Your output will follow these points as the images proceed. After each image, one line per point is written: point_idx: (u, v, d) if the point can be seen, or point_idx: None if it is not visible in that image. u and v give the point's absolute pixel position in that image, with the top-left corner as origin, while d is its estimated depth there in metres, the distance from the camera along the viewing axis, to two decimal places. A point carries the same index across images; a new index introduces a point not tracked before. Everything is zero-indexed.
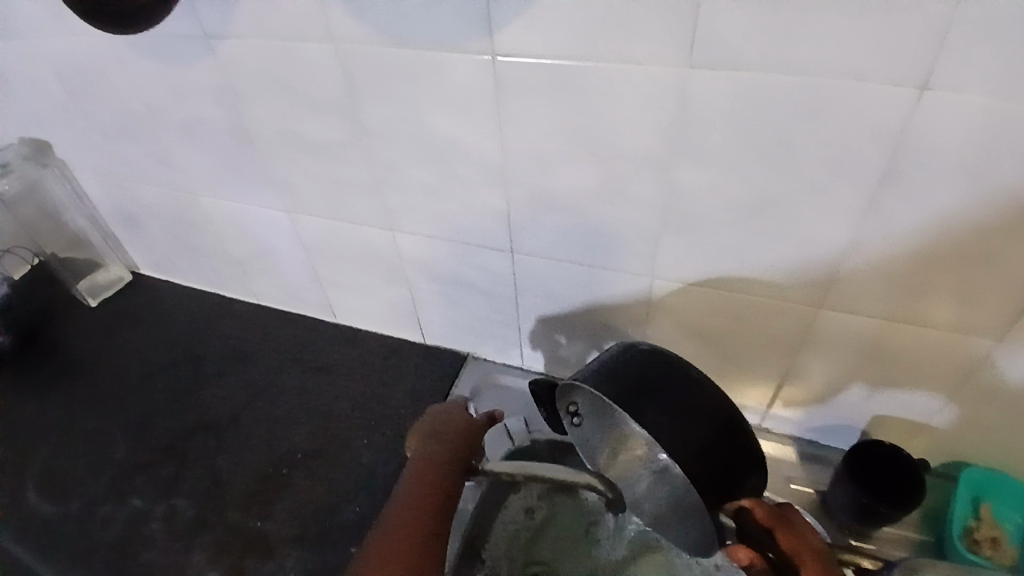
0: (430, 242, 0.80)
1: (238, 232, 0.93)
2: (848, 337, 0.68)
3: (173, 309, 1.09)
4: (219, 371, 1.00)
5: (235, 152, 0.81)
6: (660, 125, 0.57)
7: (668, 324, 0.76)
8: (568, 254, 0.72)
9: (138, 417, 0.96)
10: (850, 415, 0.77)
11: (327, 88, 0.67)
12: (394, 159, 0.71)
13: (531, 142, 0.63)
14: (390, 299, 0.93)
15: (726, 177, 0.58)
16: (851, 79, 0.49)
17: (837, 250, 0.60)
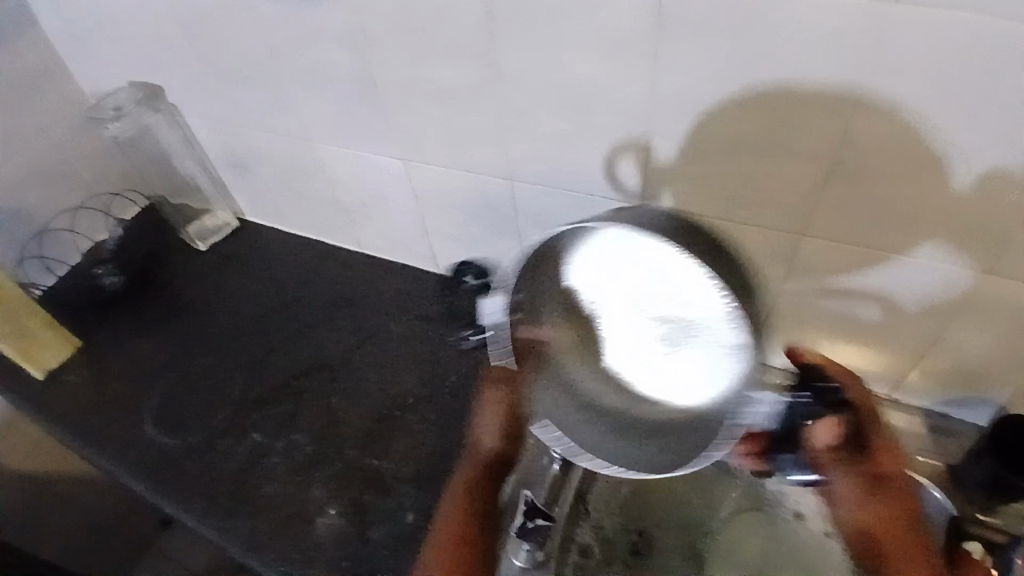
0: (550, 193, 0.78)
1: (349, 178, 0.94)
2: (1006, 308, 0.64)
3: (280, 256, 1.12)
4: (328, 316, 1.02)
5: (356, 95, 0.80)
6: (840, 66, 0.54)
7: (802, 286, 0.73)
8: (701, 206, 0.70)
9: (253, 356, 1.00)
10: (991, 391, 0.73)
11: (466, 29, 0.66)
12: (528, 104, 0.70)
13: (684, 85, 0.60)
14: (498, 252, 0.92)
15: (905, 129, 0.55)
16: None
17: (1017, 212, 0.56)
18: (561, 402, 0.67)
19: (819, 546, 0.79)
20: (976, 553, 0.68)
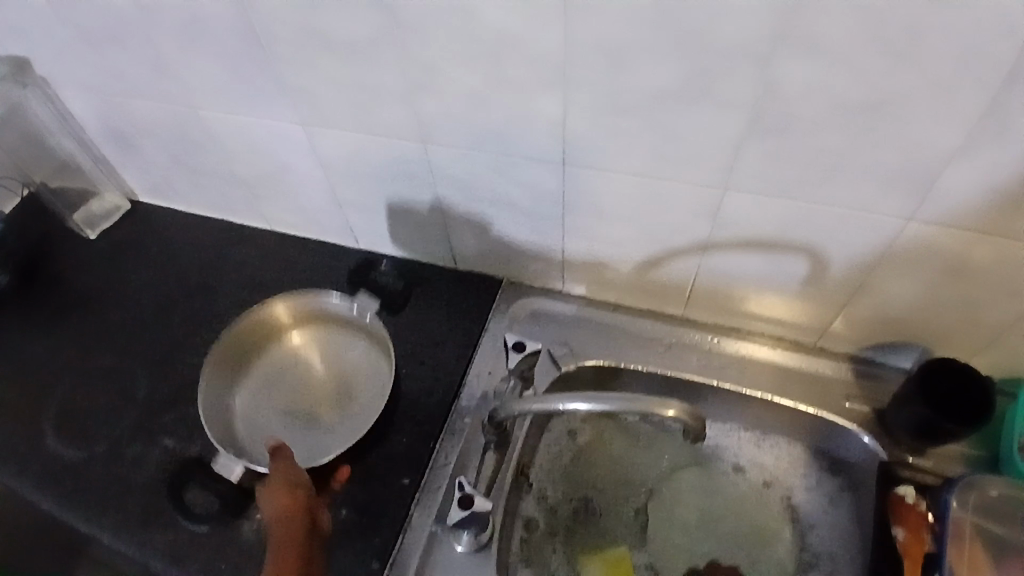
0: (469, 155, 0.72)
1: (247, 148, 0.85)
2: (934, 252, 0.63)
3: (181, 239, 1.02)
4: (240, 302, 0.94)
5: (242, 54, 0.71)
6: (765, 7, 0.49)
7: (732, 241, 0.70)
8: (627, 163, 0.66)
9: (158, 352, 0.91)
10: (916, 335, 0.74)
11: None
12: (434, 58, 0.63)
13: (601, 32, 0.55)
14: (419, 221, 0.86)
15: (837, 74, 0.51)
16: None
17: (944, 154, 0.54)
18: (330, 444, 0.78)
19: (759, 495, 0.82)
20: (908, 497, 0.71)
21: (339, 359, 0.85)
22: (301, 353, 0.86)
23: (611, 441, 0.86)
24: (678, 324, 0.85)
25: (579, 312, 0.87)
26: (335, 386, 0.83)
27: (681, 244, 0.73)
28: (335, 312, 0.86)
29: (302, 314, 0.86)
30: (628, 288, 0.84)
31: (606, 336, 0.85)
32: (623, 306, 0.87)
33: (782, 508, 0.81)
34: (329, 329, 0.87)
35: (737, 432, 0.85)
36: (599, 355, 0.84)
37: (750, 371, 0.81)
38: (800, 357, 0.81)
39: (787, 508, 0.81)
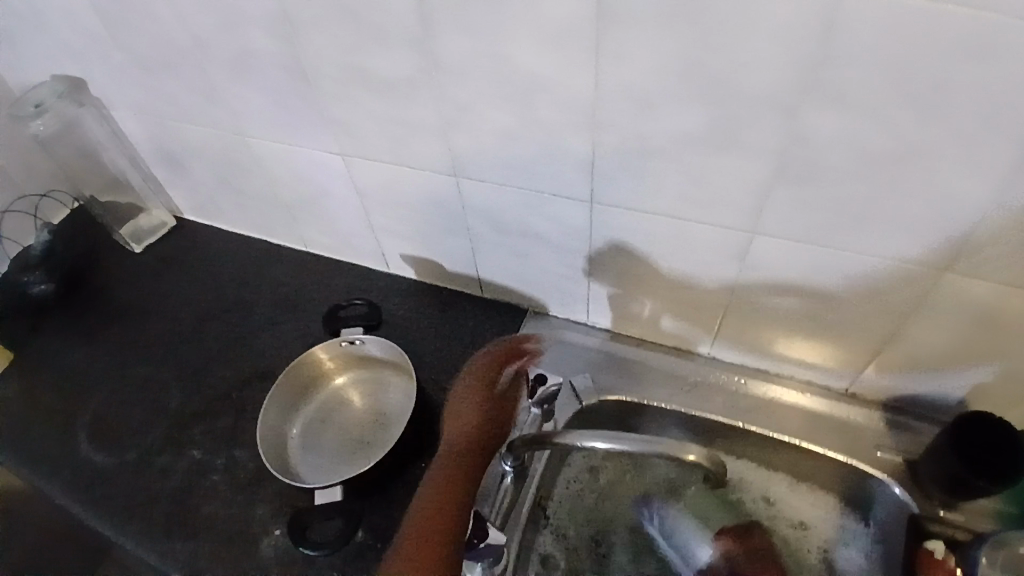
0: (499, 189, 0.74)
1: (286, 173, 0.88)
2: (967, 302, 0.62)
3: (219, 257, 1.05)
4: (271, 321, 0.96)
5: (285, 86, 0.74)
6: (793, 60, 0.50)
7: (759, 283, 0.70)
8: (655, 204, 0.66)
9: (191, 366, 0.93)
10: (947, 385, 0.72)
11: (398, 14, 0.60)
12: (467, 96, 0.65)
13: (631, 77, 0.56)
14: (449, 250, 0.88)
15: (869, 124, 0.52)
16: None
17: (976, 207, 0.54)
18: (336, 470, 0.80)
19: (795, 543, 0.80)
20: (937, 553, 0.69)
21: (384, 402, 0.85)
22: (343, 393, 0.87)
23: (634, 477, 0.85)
24: (703, 362, 0.84)
25: (603, 346, 0.87)
26: (368, 424, 0.84)
27: (707, 284, 0.73)
28: (373, 354, 0.86)
29: (339, 357, 0.87)
30: (654, 324, 0.84)
31: (629, 371, 0.85)
32: (648, 341, 0.87)
33: (819, 560, 0.79)
34: (373, 371, 0.87)
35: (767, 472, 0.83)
36: (622, 390, 0.83)
37: (775, 415, 0.80)
38: (826, 400, 0.80)
39: (824, 561, 0.79)
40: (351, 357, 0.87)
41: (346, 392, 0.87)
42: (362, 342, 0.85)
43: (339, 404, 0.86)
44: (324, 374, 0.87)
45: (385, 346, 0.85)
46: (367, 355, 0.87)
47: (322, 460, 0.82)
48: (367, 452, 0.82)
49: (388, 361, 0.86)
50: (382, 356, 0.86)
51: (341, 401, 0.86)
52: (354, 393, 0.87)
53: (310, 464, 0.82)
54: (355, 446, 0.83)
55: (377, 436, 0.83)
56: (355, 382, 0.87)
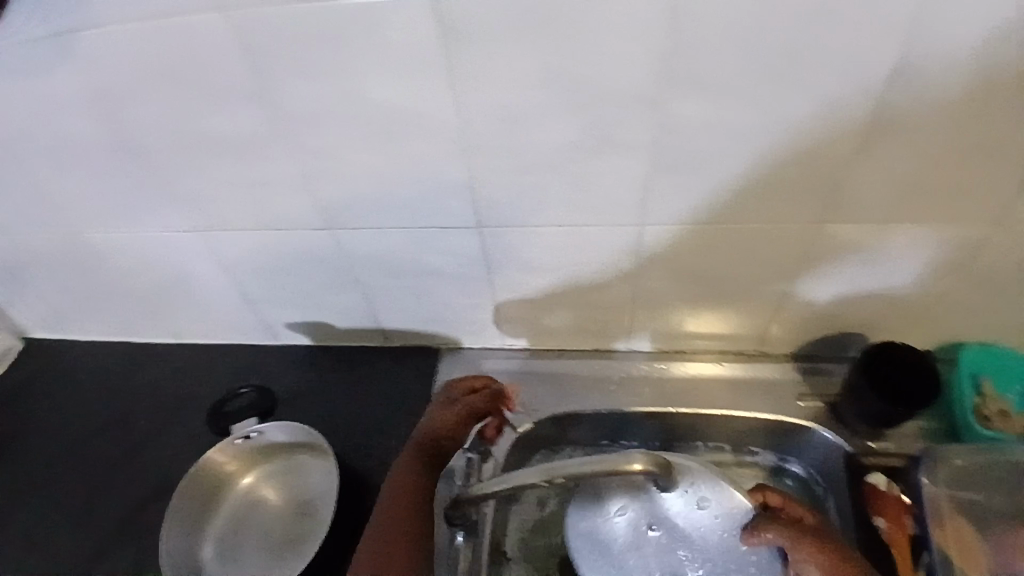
0: (381, 233, 0.70)
1: (142, 263, 0.79)
2: (851, 246, 0.65)
3: (84, 371, 0.92)
4: (161, 428, 0.85)
5: (116, 169, 0.66)
6: (648, 50, 0.49)
7: (660, 269, 0.70)
8: (543, 216, 0.65)
9: (73, 504, 0.81)
10: (848, 324, 0.76)
11: (230, 71, 0.55)
12: (324, 143, 0.60)
13: (491, 97, 0.53)
14: (343, 306, 0.82)
15: (726, 102, 0.52)
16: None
17: (842, 159, 0.56)
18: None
19: None
20: (881, 485, 0.72)
21: (305, 485, 0.79)
22: (257, 493, 0.79)
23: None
24: (626, 358, 0.84)
25: (524, 364, 0.85)
26: (293, 515, 0.77)
27: (611, 280, 0.72)
28: (276, 441, 0.79)
29: (239, 456, 0.79)
30: (569, 333, 0.82)
31: (555, 385, 0.83)
32: (567, 350, 0.85)
33: None
34: (285, 458, 0.80)
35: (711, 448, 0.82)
36: (552, 406, 0.81)
37: (703, 393, 0.81)
38: (744, 365, 0.82)
39: None
40: (251, 450, 0.79)
41: (258, 488, 0.79)
42: (258, 433, 0.77)
43: (252, 503, 0.78)
44: (227, 478, 0.79)
45: (278, 428, 0.77)
46: (272, 444, 0.80)
47: (248, 571, 0.74)
48: (297, 550, 0.74)
49: (295, 442, 0.79)
50: (287, 439, 0.79)
51: (255, 500, 0.78)
52: (267, 487, 0.79)
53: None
54: (283, 543, 0.75)
55: (302, 526, 0.76)
56: (266, 475, 0.80)
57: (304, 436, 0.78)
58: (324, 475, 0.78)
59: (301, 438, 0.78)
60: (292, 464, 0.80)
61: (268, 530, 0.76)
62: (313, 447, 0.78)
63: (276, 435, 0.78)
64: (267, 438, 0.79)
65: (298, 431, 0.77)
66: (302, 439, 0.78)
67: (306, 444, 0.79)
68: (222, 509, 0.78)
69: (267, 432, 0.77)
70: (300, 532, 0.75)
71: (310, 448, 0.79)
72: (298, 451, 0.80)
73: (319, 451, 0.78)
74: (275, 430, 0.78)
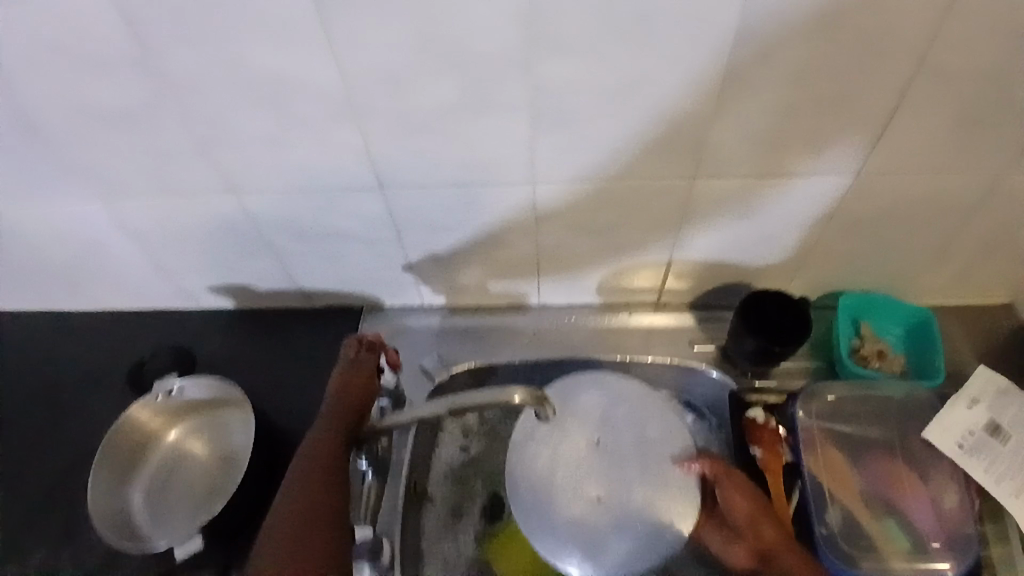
0: (285, 197, 0.72)
1: (50, 233, 0.79)
2: (726, 199, 0.69)
3: (7, 344, 0.93)
4: (90, 394, 0.88)
5: (7, 141, 0.66)
6: (510, 15, 0.52)
7: (556, 226, 0.74)
8: (439, 176, 0.68)
9: (3, 470, 0.83)
10: (737, 274, 0.81)
11: (107, 41, 0.55)
12: (214, 109, 0.61)
13: (368, 59, 0.56)
14: (260, 270, 0.84)
15: (592, 63, 0.56)
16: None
17: (703, 114, 0.60)
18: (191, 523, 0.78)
19: None
20: (759, 418, 0.79)
21: (227, 438, 0.83)
22: (182, 447, 0.83)
23: (496, 425, 0.87)
24: (539, 311, 0.89)
25: (443, 321, 0.89)
26: (216, 467, 0.81)
27: (512, 237, 0.76)
28: (198, 397, 0.83)
29: (161, 413, 0.82)
30: (481, 289, 0.86)
31: (471, 339, 0.87)
32: (483, 305, 0.89)
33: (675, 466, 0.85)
34: (207, 414, 0.84)
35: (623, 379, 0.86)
36: (469, 358, 0.86)
37: (608, 341, 0.86)
38: (646, 315, 0.87)
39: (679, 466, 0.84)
40: (172, 406, 0.83)
41: (182, 443, 0.83)
42: (180, 390, 0.81)
43: (176, 456, 0.82)
44: (151, 433, 0.82)
45: (199, 385, 0.81)
46: (194, 400, 0.83)
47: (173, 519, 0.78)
48: (220, 497, 0.79)
49: (216, 397, 0.83)
50: (207, 395, 0.82)
51: (179, 453, 0.82)
52: (191, 441, 0.83)
53: (162, 526, 0.78)
54: (207, 493, 0.80)
55: (225, 476, 0.81)
56: (189, 430, 0.83)
57: (224, 391, 0.82)
58: (244, 428, 0.82)
59: (222, 395, 0.82)
60: (214, 418, 0.84)
61: (192, 481, 0.81)
62: (234, 402, 0.83)
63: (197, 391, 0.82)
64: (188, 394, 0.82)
65: (218, 387, 0.81)
66: (223, 396, 0.82)
67: (227, 399, 0.83)
68: (146, 463, 0.81)
69: (188, 386, 0.81)
70: (222, 482, 0.80)
71: (230, 403, 0.83)
72: (219, 406, 0.84)
73: (239, 406, 0.82)
74: (196, 386, 0.81)
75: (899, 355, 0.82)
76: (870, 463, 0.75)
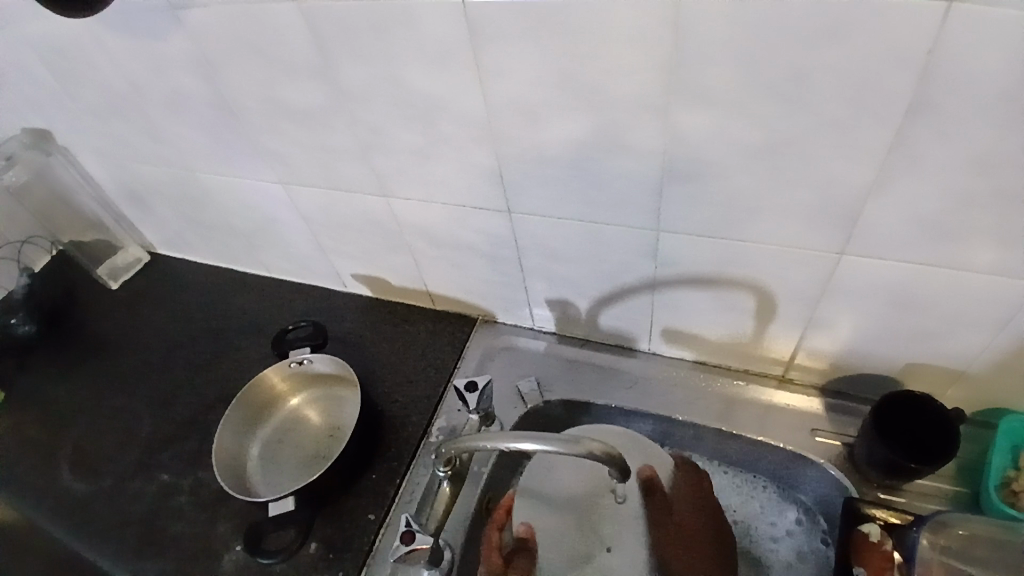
0: (425, 205, 0.77)
1: (238, 204, 0.92)
2: (872, 283, 0.63)
3: (189, 289, 1.10)
4: (237, 345, 1.00)
5: (220, 123, 0.79)
6: (654, 63, 0.52)
7: (679, 278, 0.72)
8: (567, 209, 0.69)
9: (162, 393, 0.97)
10: (877, 367, 0.72)
11: (299, 48, 0.64)
12: (378, 120, 0.68)
13: (514, 88, 0.59)
14: (394, 266, 0.91)
15: (735, 121, 0.54)
16: (871, 11, 0.44)
17: (858, 187, 0.55)
18: (294, 480, 0.85)
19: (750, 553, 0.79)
20: (873, 536, 0.67)
21: (338, 412, 0.90)
22: (298, 413, 0.91)
23: None
24: (648, 358, 0.86)
25: (550, 348, 0.89)
26: (324, 436, 0.88)
27: (630, 281, 0.75)
28: (321, 372, 0.91)
29: (288, 377, 0.91)
30: (593, 324, 0.85)
31: (573, 372, 0.86)
32: (592, 339, 0.88)
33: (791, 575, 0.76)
34: (326, 386, 0.92)
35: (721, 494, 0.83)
36: (566, 391, 0.85)
37: (714, 406, 0.81)
38: (765, 388, 0.80)
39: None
40: (298, 373, 0.91)
41: (301, 408, 0.91)
42: (309, 361, 0.90)
43: (292, 419, 0.90)
44: (277, 393, 0.91)
45: (323, 359, 0.89)
46: (317, 373, 0.91)
47: (279, 473, 0.86)
48: (320, 466, 0.85)
49: (335, 374, 0.91)
50: (328, 369, 0.90)
51: (296, 417, 0.91)
52: (308, 408, 0.91)
53: (269, 477, 0.86)
54: (311, 457, 0.87)
55: (329, 446, 0.87)
56: (308, 398, 0.92)
57: (342, 370, 0.89)
58: (347, 408, 0.89)
59: (338, 372, 0.89)
60: (330, 392, 0.92)
61: (302, 444, 0.88)
62: (350, 382, 0.90)
63: (321, 363, 0.90)
64: (314, 367, 0.91)
65: (337, 364, 0.88)
66: (341, 374, 0.90)
67: (344, 377, 0.90)
68: (268, 418, 0.90)
69: (316, 358, 0.89)
70: (326, 451, 0.87)
71: (347, 383, 0.91)
72: (337, 381, 0.91)
73: (353, 388, 0.90)
74: (322, 358, 0.89)
75: None
76: None
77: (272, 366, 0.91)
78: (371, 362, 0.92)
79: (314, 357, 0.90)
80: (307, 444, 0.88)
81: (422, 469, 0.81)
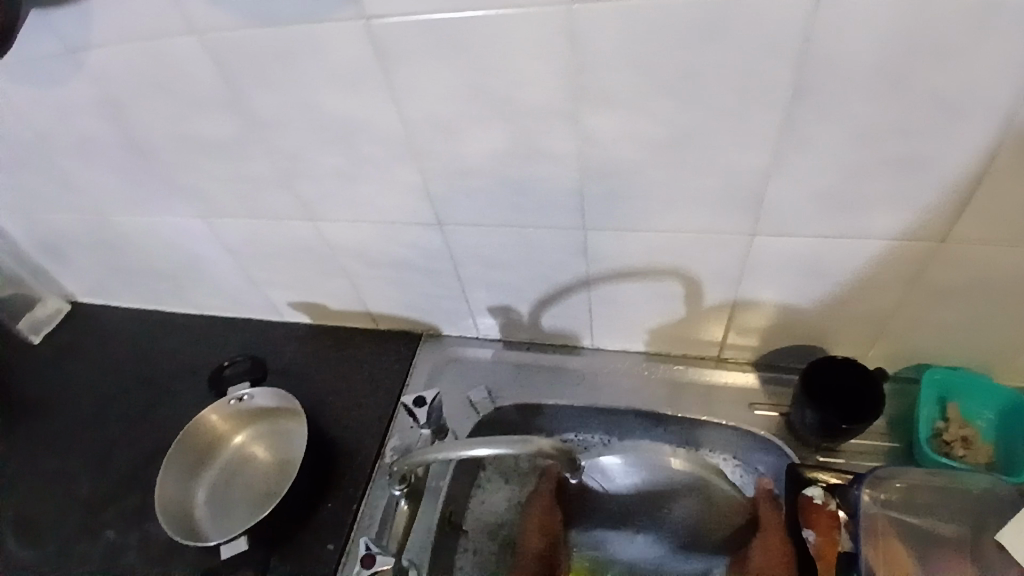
0: (355, 226, 0.76)
1: (161, 245, 0.89)
2: (791, 260, 0.66)
3: (119, 336, 1.05)
4: (175, 389, 0.97)
5: (131, 164, 0.76)
6: (558, 70, 0.54)
7: (612, 274, 0.74)
8: (494, 217, 0.70)
9: (99, 450, 0.93)
10: (806, 338, 0.76)
11: (204, 83, 0.63)
12: (295, 146, 0.67)
13: (427, 106, 0.59)
14: (331, 290, 0.90)
15: (642, 118, 0.56)
16: (751, 6, 0.46)
17: (762, 170, 0.58)
18: (247, 521, 0.82)
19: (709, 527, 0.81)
20: (817, 499, 0.69)
21: (287, 446, 0.88)
22: (245, 451, 0.88)
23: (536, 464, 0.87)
24: (592, 354, 0.87)
25: (497, 355, 0.90)
26: (275, 473, 0.86)
27: (566, 281, 0.77)
28: (263, 407, 0.89)
29: (232, 415, 0.89)
30: (536, 326, 0.86)
31: (521, 376, 0.87)
32: (536, 342, 0.89)
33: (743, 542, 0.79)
34: (273, 421, 0.90)
35: (665, 491, 0.82)
36: (516, 395, 0.86)
37: (660, 393, 0.83)
38: (706, 370, 0.83)
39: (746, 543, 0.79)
40: (241, 410, 0.89)
41: (248, 446, 0.89)
42: (249, 397, 0.88)
43: (240, 459, 0.88)
44: (221, 434, 0.88)
45: (264, 392, 0.87)
46: (261, 408, 0.89)
47: (231, 517, 0.83)
48: (271, 503, 0.83)
49: (279, 406, 0.88)
50: (271, 402, 0.88)
51: (243, 456, 0.88)
52: (257, 445, 0.88)
53: (221, 521, 0.83)
54: (263, 495, 0.85)
55: (282, 482, 0.85)
56: (255, 436, 0.89)
57: (286, 402, 0.87)
58: (295, 440, 0.88)
59: (283, 403, 0.87)
60: (278, 426, 0.89)
61: (253, 483, 0.86)
62: (294, 412, 0.88)
63: (264, 397, 0.88)
64: (257, 402, 0.89)
65: (280, 396, 0.86)
66: (285, 405, 0.87)
67: (287, 409, 0.88)
68: (215, 461, 0.88)
69: (257, 392, 0.87)
70: (278, 487, 0.85)
71: (292, 415, 0.89)
72: (283, 415, 0.89)
73: (298, 418, 0.88)
74: (264, 392, 0.87)
75: (990, 444, 0.74)
76: (942, 565, 0.66)
77: (212, 406, 0.89)
78: (317, 389, 0.91)
79: (257, 392, 0.87)
80: (258, 483, 0.86)
81: (379, 490, 0.81)
